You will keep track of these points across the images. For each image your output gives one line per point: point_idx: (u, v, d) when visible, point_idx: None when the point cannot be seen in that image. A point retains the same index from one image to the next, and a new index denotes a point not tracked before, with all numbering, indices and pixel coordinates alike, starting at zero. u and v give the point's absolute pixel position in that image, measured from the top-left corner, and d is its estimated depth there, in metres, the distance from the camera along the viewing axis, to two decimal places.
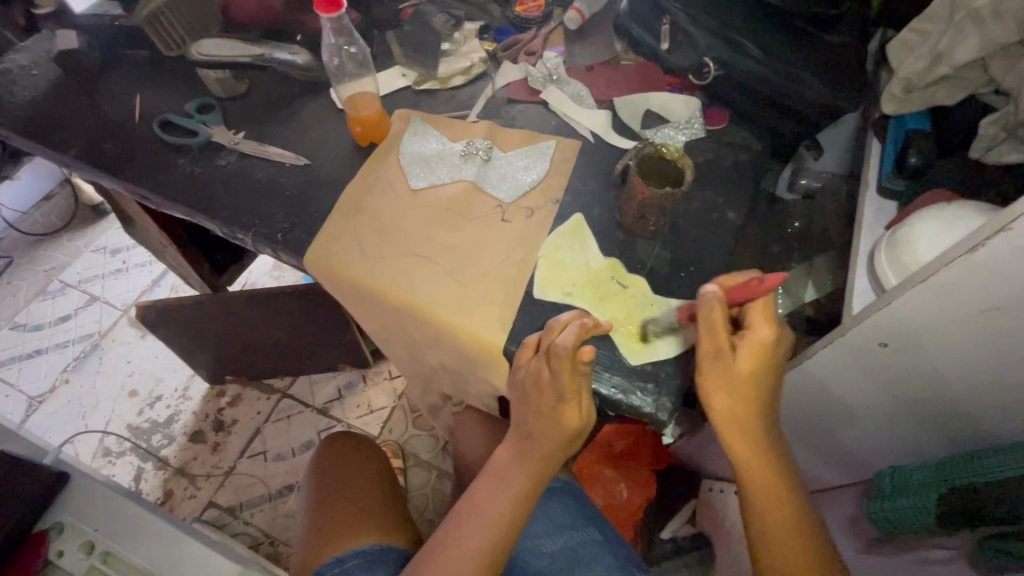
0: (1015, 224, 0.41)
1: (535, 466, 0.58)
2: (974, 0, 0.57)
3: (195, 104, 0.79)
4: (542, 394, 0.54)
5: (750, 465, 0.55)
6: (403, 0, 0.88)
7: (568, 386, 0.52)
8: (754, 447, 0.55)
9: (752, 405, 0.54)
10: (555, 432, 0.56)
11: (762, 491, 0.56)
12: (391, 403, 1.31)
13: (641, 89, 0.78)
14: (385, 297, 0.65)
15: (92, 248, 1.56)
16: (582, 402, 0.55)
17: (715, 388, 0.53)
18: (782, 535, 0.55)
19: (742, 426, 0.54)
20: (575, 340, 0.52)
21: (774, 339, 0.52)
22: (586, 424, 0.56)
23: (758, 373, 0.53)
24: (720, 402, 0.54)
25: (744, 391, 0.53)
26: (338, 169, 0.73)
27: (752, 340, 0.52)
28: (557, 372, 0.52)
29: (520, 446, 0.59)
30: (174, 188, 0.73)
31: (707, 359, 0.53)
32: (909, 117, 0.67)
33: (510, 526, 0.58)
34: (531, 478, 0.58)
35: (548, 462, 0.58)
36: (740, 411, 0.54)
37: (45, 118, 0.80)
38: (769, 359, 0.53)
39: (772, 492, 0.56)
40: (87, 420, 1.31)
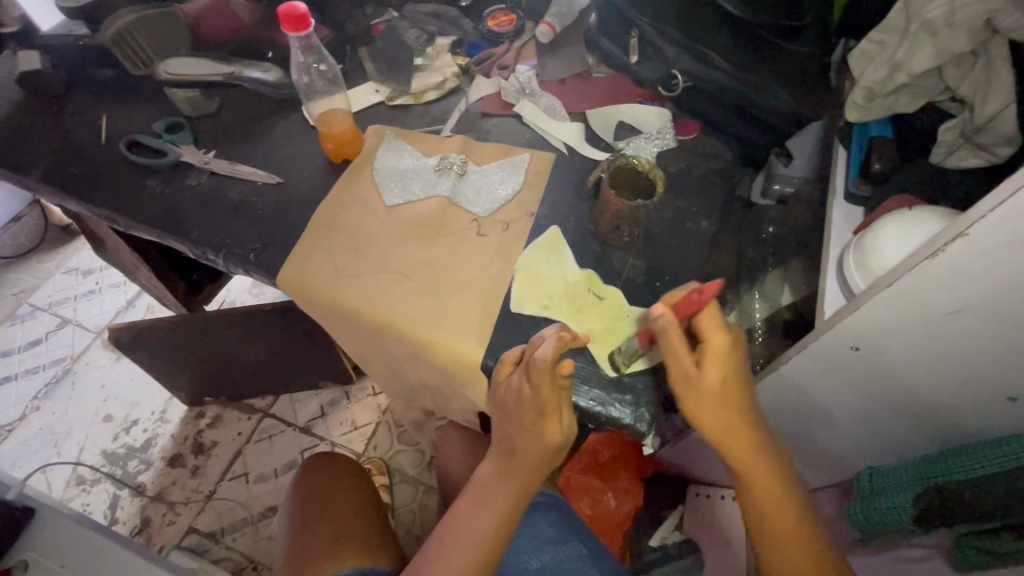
0: (971, 229, 0.42)
1: (517, 483, 0.57)
2: (926, 12, 0.59)
3: (164, 123, 0.78)
4: (521, 410, 0.54)
5: (750, 467, 0.54)
6: (375, 16, 0.88)
7: (547, 399, 0.52)
8: (756, 461, 0.54)
9: (734, 418, 0.53)
10: (537, 448, 0.55)
11: (767, 507, 0.55)
12: (375, 418, 1.30)
13: (613, 101, 0.79)
14: (361, 315, 0.64)
15: (64, 270, 1.52)
16: (562, 416, 0.54)
17: (696, 407, 0.53)
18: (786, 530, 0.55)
19: (734, 438, 0.53)
20: (554, 353, 0.52)
21: (733, 346, 0.51)
22: (567, 440, 0.56)
23: (729, 376, 0.52)
24: (707, 420, 0.53)
25: (723, 404, 0.52)
26: (311, 187, 0.73)
27: (715, 349, 0.51)
28: (535, 386, 0.52)
29: (502, 462, 0.58)
30: (143, 209, 0.72)
31: (678, 381, 0.53)
32: (873, 125, 0.69)
33: (495, 545, 0.57)
34: (514, 496, 0.57)
35: (531, 479, 0.57)
36: (727, 426, 0.53)
37: (7, 141, 0.78)
38: (734, 366, 0.52)
39: (771, 487, 0.55)
40: (59, 449, 1.27)
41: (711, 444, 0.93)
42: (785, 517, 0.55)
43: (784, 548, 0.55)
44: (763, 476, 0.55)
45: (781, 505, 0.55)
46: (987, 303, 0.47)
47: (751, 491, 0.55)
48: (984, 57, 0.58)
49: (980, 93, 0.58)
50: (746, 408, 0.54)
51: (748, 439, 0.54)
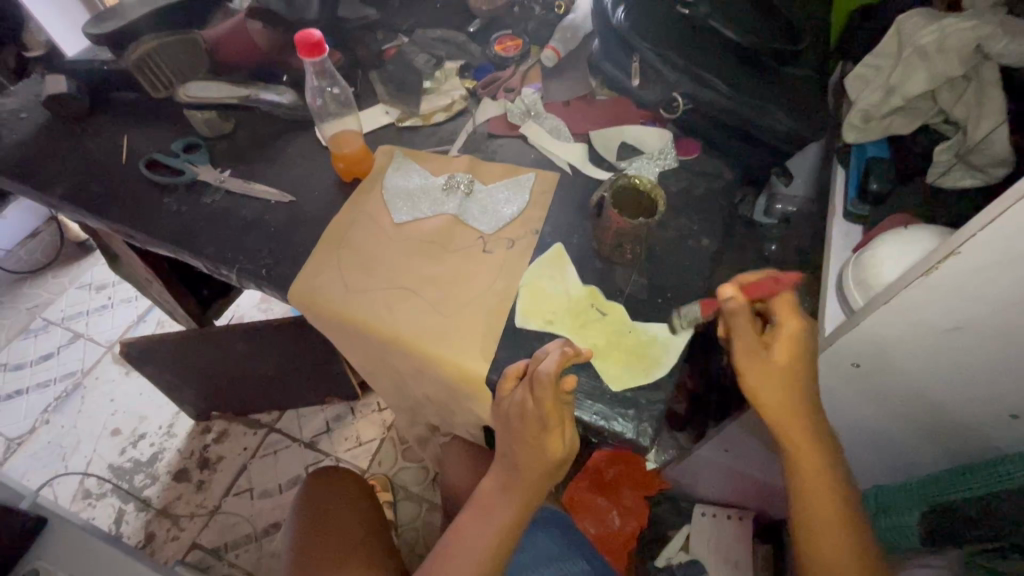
0: (963, 248, 0.43)
1: (519, 498, 0.58)
2: (919, 38, 0.61)
3: (182, 144, 0.81)
4: (525, 425, 0.55)
5: (801, 454, 0.54)
6: (386, 42, 0.92)
7: (551, 413, 0.53)
8: (806, 448, 0.54)
9: (794, 405, 0.54)
10: (541, 461, 0.56)
11: (812, 505, 0.54)
12: (380, 434, 1.30)
13: (615, 123, 0.81)
14: (368, 331, 0.65)
15: (77, 285, 1.55)
16: (565, 431, 0.55)
17: (760, 387, 0.54)
18: (825, 522, 0.54)
19: (791, 424, 0.54)
20: (556, 369, 0.53)
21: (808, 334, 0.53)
22: (568, 455, 0.56)
23: (799, 362, 0.54)
24: (770, 403, 0.54)
25: (790, 385, 0.53)
26: (322, 205, 0.75)
27: (790, 333, 0.53)
28: (539, 400, 0.53)
29: (506, 477, 0.59)
30: (160, 226, 0.74)
31: (742, 363, 0.54)
32: (869, 146, 0.70)
33: (497, 561, 0.57)
34: (517, 512, 0.58)
35: (533, 494, 0.58)
36: (788, 412, 0.54)
37: (31, 160, 0.81)
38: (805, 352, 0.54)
39: (822, 478, 0.54)
40: (68, 462, 1.28)
41: (717, 462, 0.93)
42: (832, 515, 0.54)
43: (823, 546, 0.54)
44: (817, 468, 0.54)
45: (828, 503, 0.54)
46: (983, 320, 0.47)
47: (801, 488, 0.55)
48: (976, 80, 0.60)
49: (973, 115, 0.60)
50: (808, 395, 0.54)
51: (804, 430, 0.54)
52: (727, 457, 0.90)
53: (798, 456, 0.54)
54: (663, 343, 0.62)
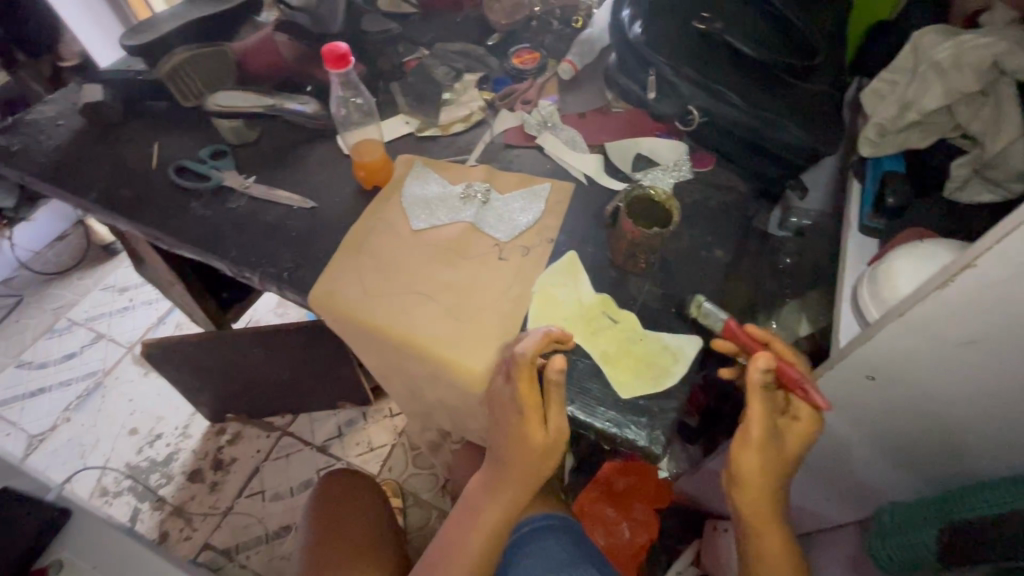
0: (979, 260, 0.43)
1: (510, 496, 0.59)
2: (935, 54, 0.62)
3: (209, 151, 0.84)
4: (506, 408, 0.56)
5: (753, 504, 0.57)
6: (407, 54, 0.94)
7: (526, 399, 0.54)
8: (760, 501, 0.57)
9: (764, 480, 0.55)
10: (523, 451, 0.56)
11: (767, 556, 0.59)
12: (391, 440, 1.31)
13: (631, 135, 0.82)
14: (384, 335, 0.67)
15: (102, 286, 1.59)
16: (547, 419, 0.55)
17: (751, 464, 0.55)
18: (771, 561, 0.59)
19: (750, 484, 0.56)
20: (533, 349, 0.55)
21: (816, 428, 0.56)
22: (556, 442, 0.55)
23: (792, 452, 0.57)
24: (751, 476, 0.55)
25: (774, 465, 0.55)
26: (342, 212, 0.77)
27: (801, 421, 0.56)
28: (514, 386, 0.55)
29: (494, 473, 0.60)
30: (185, 229, 0.77)
31: (754, 439, 0.54)
32: (886, 159, 0.70)
33: (488, 554, 0.61)
34: (507, 508, 0.60)
35: (522, 491, 0.59)
36: (757, 487, 0.56)
37: (67, 165, 0.85)
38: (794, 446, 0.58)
39: (769, 524, 0.58)
40: (86, 460, 1.31)
41: None
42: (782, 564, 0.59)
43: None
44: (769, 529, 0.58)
45: (780, 554, 0.59)
46: (999, 335, 0.47)
47: (757, 543, 0.59)
48: (993, 96, 0.60)
49: (990, 129, 0.60)
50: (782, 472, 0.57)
51: (766, 499, 0.57)
52: None
53: (758, 521, 0.58)
54: (677, 352, 0.63)
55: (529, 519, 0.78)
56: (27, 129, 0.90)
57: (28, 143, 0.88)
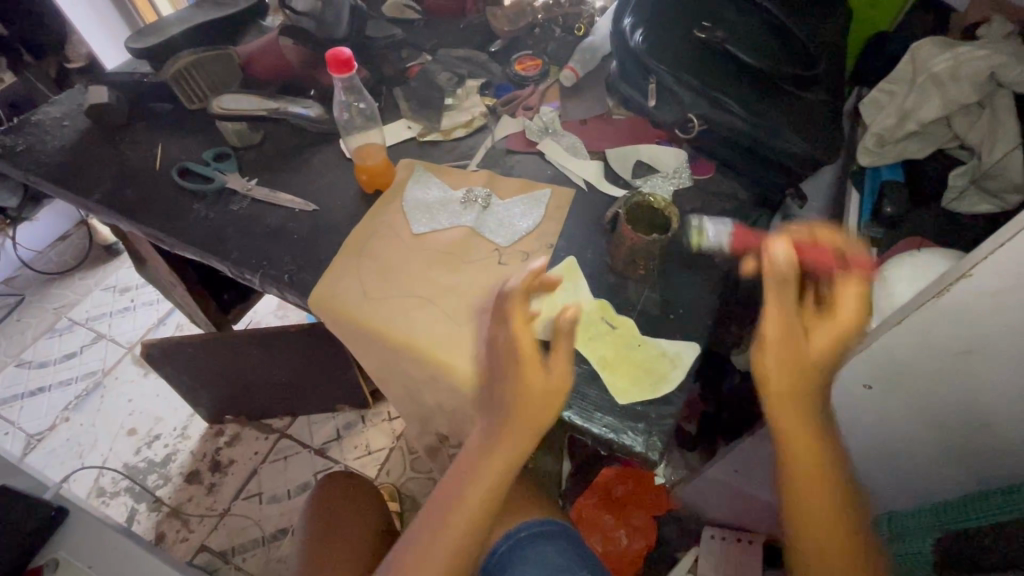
0: (975, 270, 0.43)
1: (506, 447, 0.55)
2: (932, 66, 0.63)
3: (213, 153, 0.84)
4: (501, 350, 0.57)
5: (795, 444, 0.52)
6: (410, 60, 0.95)
7: (522, 339, 0.55)
8: (803, 443, 0.52)
9: (798, 385, 0.51)
10: (523, 398, 0.54)
11: (814, 516, 0.52)
12: (389, 444, 1.31)
13: (631, 142, 0.83)
14: (383, 338, 0.67)
15: (102, 287, 1.60)
16: (548, 364, 0.54)
17: (776, 361, 0.51)
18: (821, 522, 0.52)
19: (787, 413, 0.51)
20: (523, 284, 0.59)
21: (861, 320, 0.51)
22: (558, 389, 0.53)
23: (835, 355, 0.51)
24: (778, 381, 0.51)
25: (801, 372, 0.51)
26: (344, 215, 0.77)
27: (839, 314, 0.52)
28: (510, 327, 0.57)
29: (490, 422, 0.57)
30: (187, 231, 0.77)
31: (770, 337, 0.51)
32: (884, 168, 0.69)
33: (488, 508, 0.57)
34: (503, 461, 0.55)
35: (520, 440, 0.55)
36: (797, 410, 0.51)
37: (71, 166, 0.85)
38: (845, 347, 0.52)
39: (818, 473, 0.52)
40: (84, 460, 1.31)
41: (728, 484, 0.92)
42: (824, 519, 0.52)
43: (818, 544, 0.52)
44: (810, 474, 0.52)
45: (832, 510, 0.52)
46: (994, 344, 0.47)
47: (802, 503, 0.52)
48: (990, 107, 0.61)
49: (986, 141, 0.61)
50: (818, 380, 0.52)
51: (809, 431, 0.51)
52: (736, 477, 0.90)
53: (800, 461, 0.52)
54: (674, 358, 0.63)
55: (527, 523, 0.78)
56: (32, 130, 0.90)
57: (33, 144, 0.88)
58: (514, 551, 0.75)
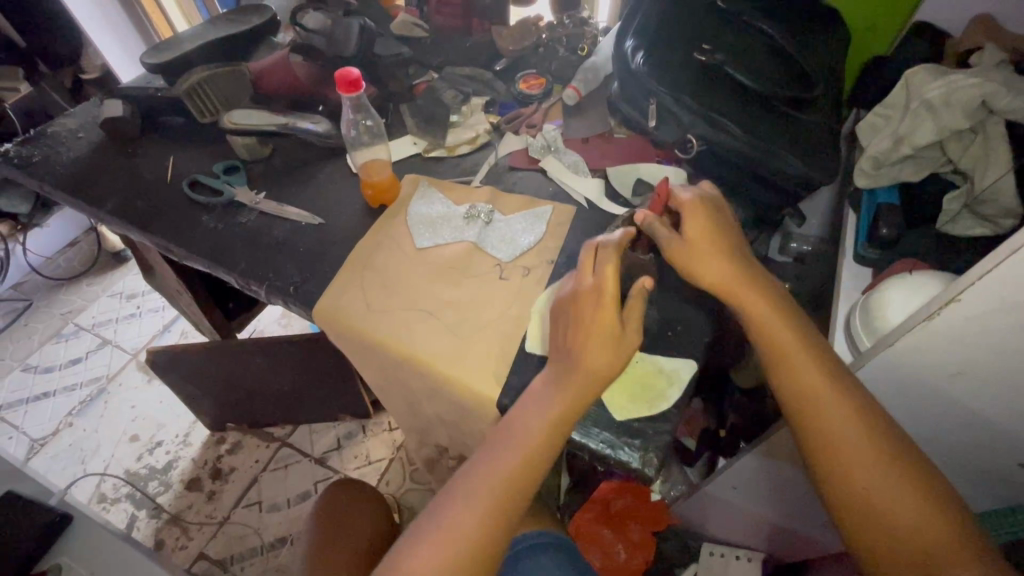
0: (964, 295, 0.44)
1: (570, 393, 0.55)
2: (926, 92, 0.64)
3: (222, 166, 0.86)
4: (581, 307, 0.58)
5: (809, 396, 0.54)
6: (417, 77, 0.98)
7: (608, 288, 0.57)
8: (817, 394, 0.53)
9: (751, 290, 0.57)
10: (595, 353, 0.56)
11: (856, 471, 0.52)
12: (390, 454, 1.32)
13: (632, 160, 0.84)
14: (385, 349, 0.68)
15: (109, 293, 1.62)
16: (630, 320, 0.57)
17: (704, 265, 0.58)
18: (865, 477, 0.51)
19: (786, 357, 0.55)
20: (618, 243, 0.61)
21: (696, 203, 0.61)
22: (629, 345, 0.56)
23: (712, 231, 0.60)
24: (728, 287, 0.57)
25: (724, 262, 0.58)
26: (349, 229, 0.79)
27: (691, 205, 0.61)
28: (601, 274, 0.58)
29: (558, 371, 0.57)
30: (196, 242, 0.79)
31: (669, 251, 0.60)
32: (880, 191, 0.71)
33: (523, 482, 0.55)
34: (562, 408, 0.55)
35: (585, 388, 0.55)
36: (789, 352, 0.55)
37: (84, 177, 0.88)
38: (717, 227, 0.60)
39: (848, 426, 0.52)
40: (86, 465, 1.32)
41: (727, 500, 0.92)
42: (869, 459, 0.51)
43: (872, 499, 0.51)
44: (838, 417, 0.52)
45: (875, 462, 0.51)
46: (984, 367, 0.48)
47: (835, 460, 0.52)
48: (982, 133, 0.62)
49: (978, 166, 0.62)
50: (757, 275, 0.59)
51: (814, 371, 0.54)
52: (734, 494, 0.90)
53: (811, 401, 0.53)
54: (670, 375, 0.64)
55: (525, 535, 0.78)
56: (48, 141, 0.93)
57: (48, 155, 0.91)
58: (511, 564, 0.75)
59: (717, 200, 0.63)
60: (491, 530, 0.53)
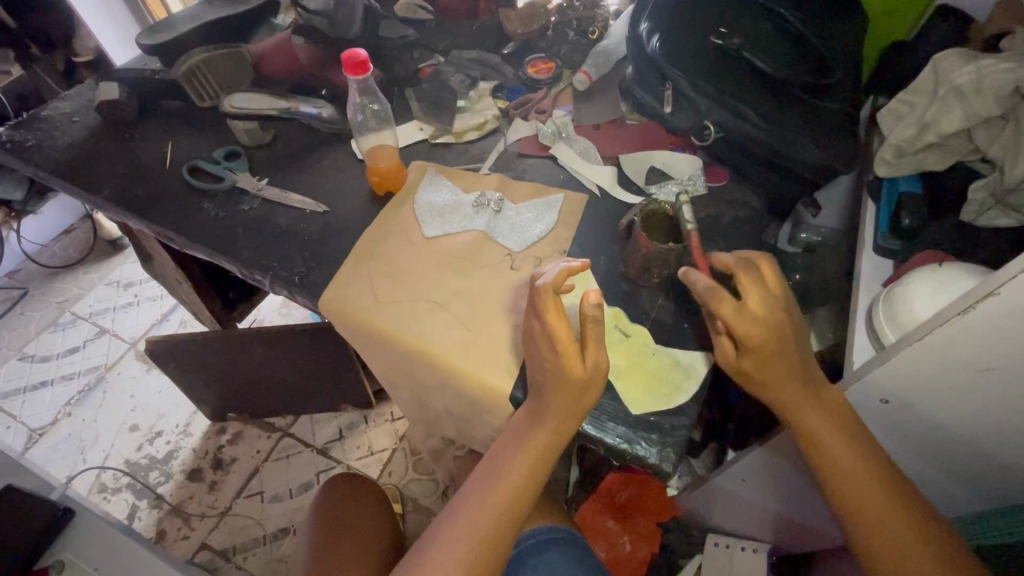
0: (1003, 289, 0.43)
1: (547, 435, 0.57)
2: (956, 78, 0.63)
3: (222, 152, 0.84)
4: (538, 348, 0.58)
5: (825, 450, 0.55)
6: (423, 60, 0.95)
7: (559, 333, 0.56)
8: (831, 448, 0.55)
9: (786, 372, 0.55)
10: (562, 389, 0.56)
11: (863, 515, 0.53)
12: (392, 445, 1.31)
13: (645, 147, 0.82)
14: (394, 341, 0.67)
15: (106, 281, 1.60)
16: (585, 355, 0.56)
17: (744, 374, 0.56)
18: (874, 519, 0.53)
19: (809, 417, 0.55)
20: (553, 283, 0.58)
21: (760, 338, 0.53)
22: (593, 379, 0.56)
23: (769, 358, 0.54)
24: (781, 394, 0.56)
25: (769, 368, 0.55)
26: (355, 216, 0.77)
27: (754, 346, 0.53)
28: (545, 320, 0.57)
29: (532, 410, 0.58)
30: (197, 229, 0.76)
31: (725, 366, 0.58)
32: (902, 180, 0.69)
33: (522, 502, 0.57)
34: (547, 439, 0.57)
35: (565, 421, 0.56)
36: (817, 422, 0.55)
37: (79, 162, 0.85)
38: (774, 352, 0.54)
39: (855, 474, 0.54)
40: (86, 455, 1.30)
41: (736, 493, 0.91)
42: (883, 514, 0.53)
43: (883, 542, 0.52)
44: (853, 472, 0.54)
45: (880, 506, 0.53)
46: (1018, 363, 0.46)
47: (844, 501, 0.54)
48: (1013, 120, 0.60)
49: (1009, 155, 0.60)
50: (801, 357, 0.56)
51: (841, 442, 0.54)
52: (742, 487, 0.89)
53: (828, 457, 0.55)
54: (685, 368, 0.62)
55: (536, 529, 0.78)
56: (42, 125, 0.90)
57: (42, 139, 0.88)
58: (519, 559, 0.75)
59: (781, 333, 0.54)
60: (497, 541, 0.56)
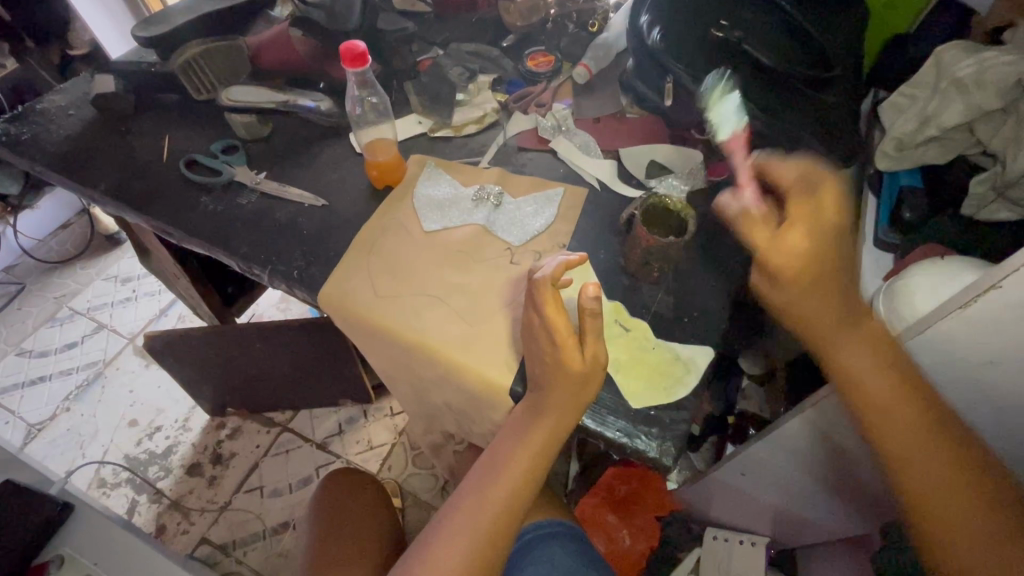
0: (1003, 283, 0.42)
1: (547, 428, 0.57)
2: (958, 71, 0.63)
3: (220, 145, 0.83)
4: (537, 341, 0.57)
5: (862, 384, 0.51)
6: (422, 53, 0.94)
7: (558, 327, 0.56)
8: (871, 383, 0.51)
9: (821, 301, 0.52)
10: (562, 383, 0.56)
11: (905, 453, 0.50)
12: (392, 439, 1.31)
13: (645, 141, 0.82)
14: (395, 336, 0.66)
15: (104, 276, 1.59)
16: (584, 349, 0.56)
17: (781, 303, 0.54)
18: (917, 458, 0.50)
19: (845, 351, 0.52)
20: (552, 276, 0.58)
21: (791, 260, 0.52)
22: (592, 372, 0.56)
23: (805, 281, 0.52)
24: (815, 322, 0.53)
25: (804, 293, 0.52)
26: (353, 210, 0.77)
27: (786, 268, 0.52)
28: (543, 313, 0.57)
29: (532, 404, 0.58)
30: (195, 224, 0.76)
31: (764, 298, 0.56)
32: (902, 173, 0.70)
33: (522, 495, 0.58)
34: (547, 432, 0.57)
35: (565, 415, 0.56)
36: (854, 356, 0.52)
37: (76, 155, 0.84)
38: (811, 274, 0.52)
39: (895, 410, 0.50)
40: (85, 450, 1.30)
41: (735, 487, 0.91)
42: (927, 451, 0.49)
43: (928, 481, 0.49)
44: (895, 408, 0.50)
45: (924, 444, 0.50)
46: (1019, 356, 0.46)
47: (884, 439, 0.51)
48: (1015, 113, 0.60)
49: (1010, 149, 0.60)
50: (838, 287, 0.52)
51: (881, 377, 0.51)
52: (740, 480, 0.89)
53: (867, 394, 0.51)
54: (685, 362, 0.62)
55: (537, 523, 0.78)
56: (37, 118, 0.89)
57: (38, 132, 0.87)
58: (519, 552, 0.75)
59: (820, 253, 0.51)
60: (498, 534, 0.56)
